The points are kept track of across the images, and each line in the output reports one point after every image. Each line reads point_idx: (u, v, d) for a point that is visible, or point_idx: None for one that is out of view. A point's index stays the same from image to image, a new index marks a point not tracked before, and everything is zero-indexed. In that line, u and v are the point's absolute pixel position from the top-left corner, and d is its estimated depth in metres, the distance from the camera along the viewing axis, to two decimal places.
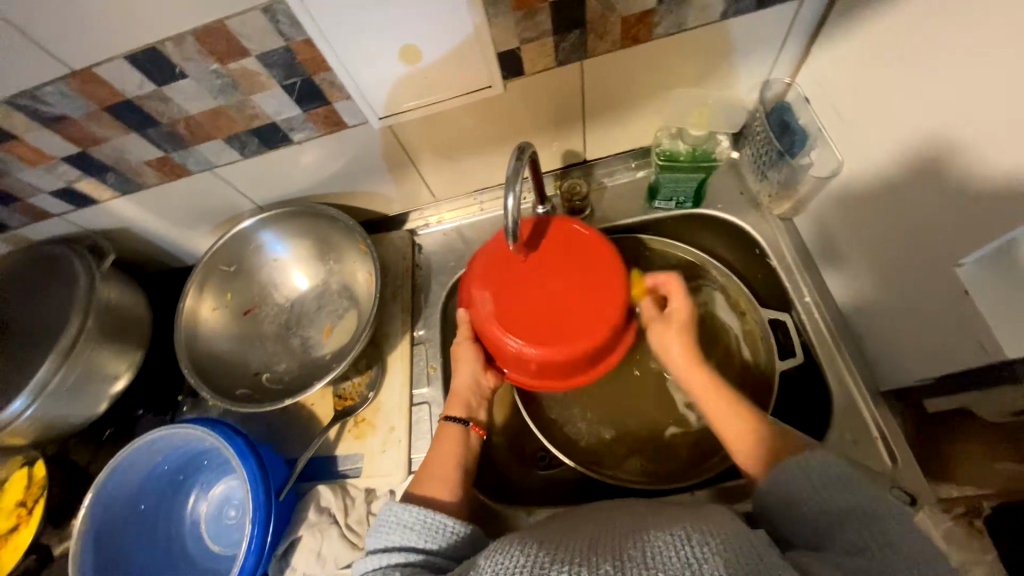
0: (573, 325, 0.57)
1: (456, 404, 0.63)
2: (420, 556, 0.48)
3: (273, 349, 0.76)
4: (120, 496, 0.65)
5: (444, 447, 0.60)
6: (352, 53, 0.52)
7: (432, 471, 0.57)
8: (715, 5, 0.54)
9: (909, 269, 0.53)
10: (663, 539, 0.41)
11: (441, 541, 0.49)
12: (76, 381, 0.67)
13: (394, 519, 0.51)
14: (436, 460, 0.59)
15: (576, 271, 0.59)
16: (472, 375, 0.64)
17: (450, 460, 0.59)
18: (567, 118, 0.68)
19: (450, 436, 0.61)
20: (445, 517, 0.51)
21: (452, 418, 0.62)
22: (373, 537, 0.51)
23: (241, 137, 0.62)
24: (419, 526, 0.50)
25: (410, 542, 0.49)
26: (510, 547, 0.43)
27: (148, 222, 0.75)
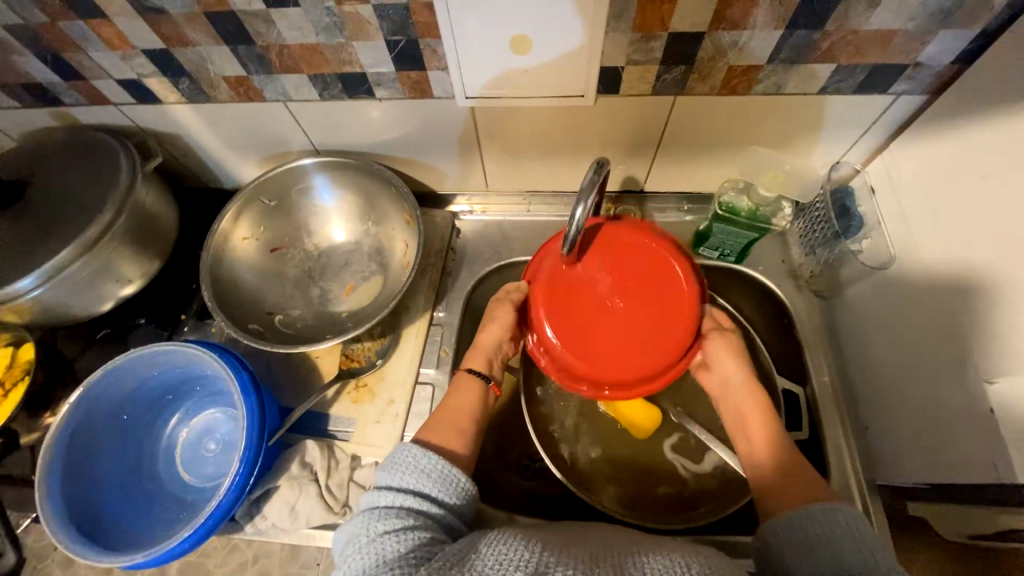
0: (651, 333, 0.54)
1: (478, 358, 0.62)
2: (432, 506, 0.48)
3: (291, 293, 0.75)
4: (105, 401, 0.63)
5: (461, 398, 0.60)
6: (465, 29, 0.53)
7: (444, 423, 0.57)
8: (816, 79, 0.56)
9: (935, 375, 0.55)
10: (661, 561, 0.41)
11: (453, 495, 0.50)
12: (89, 275, 0.65)
13: (411, 461, 0.50)
14: (452, 409, 0.59)
15: (637, 278, 0.55)
16: (499, 336, 0.62)
17: (465, 412, 0.58)
18: (641, 146, 0.69)
19: (468, 388, 0.60)
20: (458, 472, 0.51)
21: (473, 373, 0.61)
22: (384, 473, 0.50)
23: (326, 78, 0.61)
24: (434, 474, 0.50)
25: (424, 487, 0.49)
26: (512, 541, 0.43)
27: (201, 136, 0.74)
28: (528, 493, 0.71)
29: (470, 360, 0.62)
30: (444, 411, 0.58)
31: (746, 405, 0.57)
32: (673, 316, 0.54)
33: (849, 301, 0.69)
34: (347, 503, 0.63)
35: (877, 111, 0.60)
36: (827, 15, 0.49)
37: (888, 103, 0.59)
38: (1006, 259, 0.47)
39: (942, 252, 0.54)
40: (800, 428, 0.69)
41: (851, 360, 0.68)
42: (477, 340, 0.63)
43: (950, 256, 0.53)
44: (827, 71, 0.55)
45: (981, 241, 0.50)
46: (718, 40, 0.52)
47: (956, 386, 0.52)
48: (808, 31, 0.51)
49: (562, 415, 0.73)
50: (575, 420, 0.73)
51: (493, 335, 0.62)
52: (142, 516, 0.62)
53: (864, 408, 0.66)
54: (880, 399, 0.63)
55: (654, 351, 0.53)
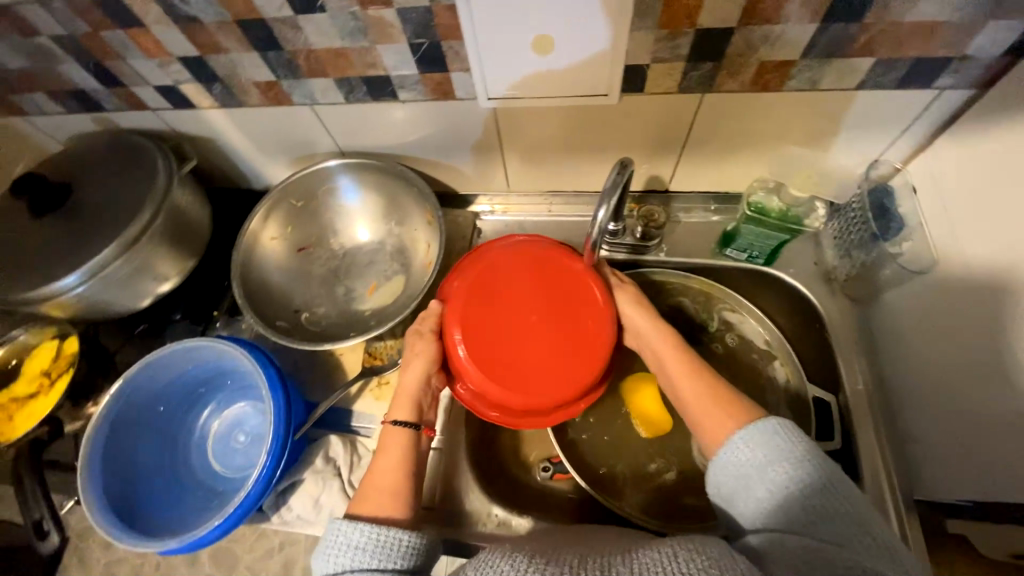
0: (567, 328, 0.57)
1: (403, 403, 0.58)
2: None
3: (317, 291, 0.77)
4: (145, 392, 0.66)
5: (389, 453, 0.55)
6: (488, 30, 0.53)
7: (376, 483, 0.53)
8: (853, 73, 0.54)
9: (983, 387, 0.51)
10: (651, 555, 0.40)
11: (398, 559, 0.47)
12: (129, 273, 0.68)
13: (341, 540, 0.47)
14: (378, 467, 0.54)
15: (538, 294, 0.58)
16: (420, 377, 0.58)
17: (396, 467, 0.54)
18: (667, 145, 0.67)
19: (394, 442, 0.56)
20: (398, 533, 0.48)
21: (397, 422, 0.57)
22: (318, 561, 0.47)
23: (351, 81, 0.62)
24: (371, 545, 0.47)
25: (364, 563, 0.46)
26: (497, 561, 0.42)
27: (233, 138, 0.76)
28: (548, 495, 0.70)
29: (391, 414, 0.58)
30: (373, 473, 0.54)
31: (673, 351, 0.57)
32: (578, 304, 0.58)
33: (887, 307, 0.66)
34: None
35: (919, 108, 0.57)
36: (867, 6, 0.46)
37: (932, 98, 0.56)
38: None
39: (988, 256, 0.51)
40: (831, 437, 0.67)
41: (888, 369, 0.65)
42: (400, 385, 0.59)
43: (982, 256, 0.52)
44: (865, 65, 0.52)
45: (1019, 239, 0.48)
46: (748, 34, 0.50)
47: (1005, 397, 0.49)
48: (846, 24, 0.48)
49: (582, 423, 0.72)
50: (597, 423, 0.72)
51: (416, 364, 0.59)
52: (176, 502, 0.65)
53: (903, 420, 0.62)
54: (923, 412, 0.59)
55: (574, 371, 0.55)
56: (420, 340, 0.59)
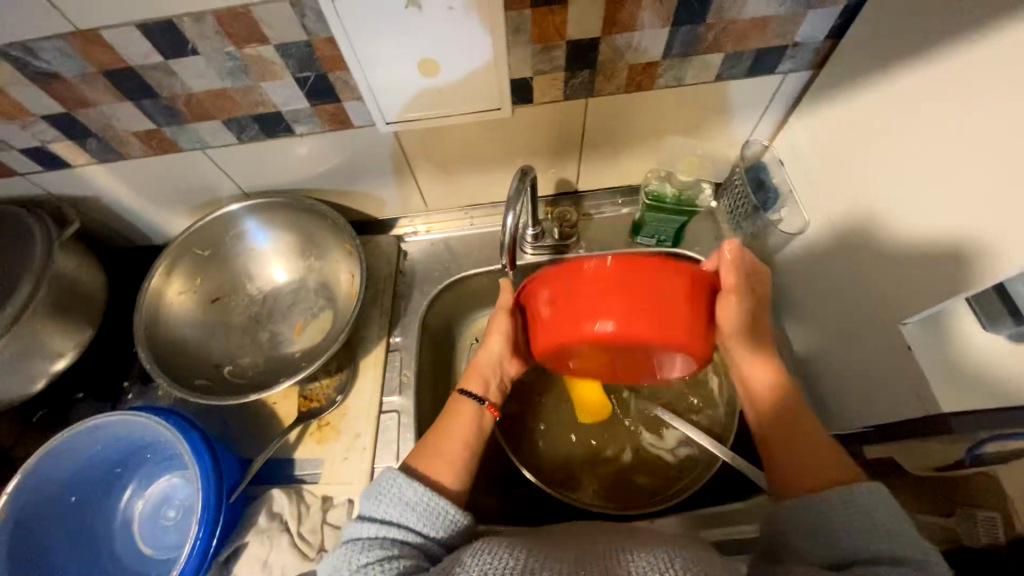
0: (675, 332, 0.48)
1: (474, 378, 0.61)
2: (417, 539, 0.46)
3: (238, 341, 0.73)
4: (48, 485, 0.60)
5: (457, 420, 0.57)
6: (372, 59, 0.54)
7: (440, 448, 0.54)
8: (710, 67, 0.60)
9: (863, 326, 0.58)
10: (644, 559, 0.41)
11: (439, 529, 0.47)
12: (12, 356, 0.61)
13: (394, 490, 0.48)
14: (447, 431, 0.55)
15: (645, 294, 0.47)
16: (497, 356, 0.61)
17: (458, 440, 0.55)
18: (566, 149, 0.71)
19: (463, 412, 0.57)
20: (445, 503, 0.48)
21: (467, 394, 0.59)
22: (368, 502, 0.49)
23: (241, 121, 0.61)
24: (419, 508, 0.47)
25: (409, 521, 0.47)
26: (498, 549, 0.43)
27: (121, 194, 0.71)
28: (509, 504, 0.70)
29: (468, 381, 0.61)
30: (440, 438, 0.55)
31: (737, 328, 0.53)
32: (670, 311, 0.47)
33: (781, 269, 0.73)
34: (323, 547, 0.61)
35: (771, 92, 0.65)
36: (706, 9, 0.52)
37: (778, 82, 0.64)
38: (910, 212, 0.50)
39: (845, 211, 0.59)
40: None
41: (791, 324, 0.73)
42: (474, 360, 0.62)
43: (920, 230, 0.48)
44: (718, 60, 0.59)
45: (905, 201, 0.50)
46: (613, 42, 0.55)
47: (878, 332, 0.56)
48: (694, 25, 0.54)
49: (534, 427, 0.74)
50: (547, 423, 0.74)
51: (495, 343, 0.61)
52: None
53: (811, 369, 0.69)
54: (823, 356, 0.66)
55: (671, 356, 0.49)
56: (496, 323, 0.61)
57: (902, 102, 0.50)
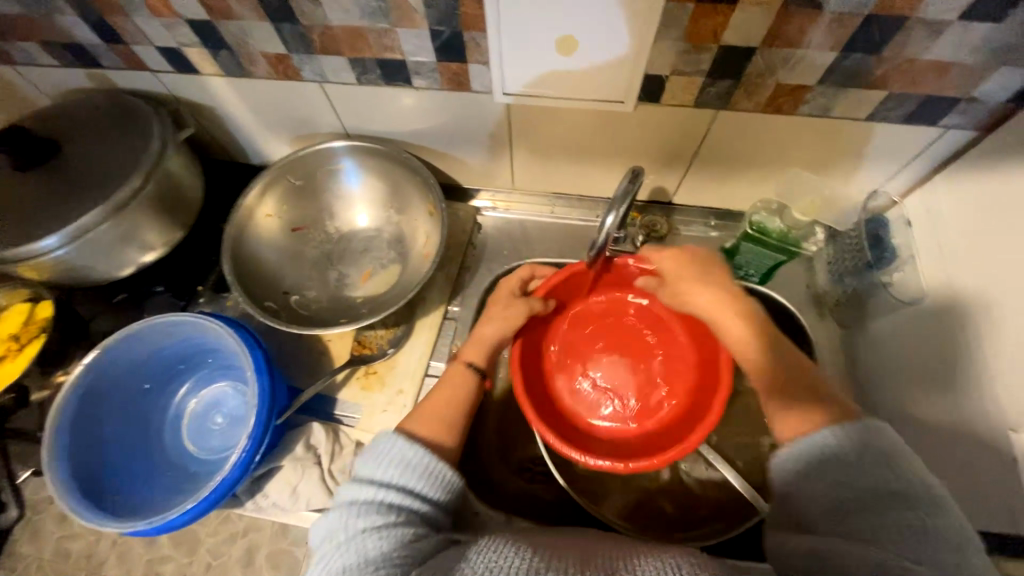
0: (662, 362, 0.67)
1: (475, 351, 0.60)
2: (417, 503, 0.46)
3: (309, 274, 0.75)
4: (120, 365, 0.64)
5: (451, 391, 0.57)
6: (514, 25, 0.52)
7: (432, 410, 0.55)
8: (865, 104, 0.55)
9: (962, 421, 0.52)
10: (651, 564, 0.40)
11: (438, 491, 0.48)
12: (113, 239, 0.65)
13: (394, 453, 0.48)
14: (438, 399, 0.56)
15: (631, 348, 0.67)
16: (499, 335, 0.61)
17: (452, 404, 0.56)
18: (675, 158, 0.68)
19: (459, 381, 0.58)
20: (445, 465, 0.49)
21: (469, 364, 0.59)
22: (365, 460, 0.48)
23: (365, 63, 0.61)
24: (418, 468, 0.47)
25: (409, 483, 0.47)
26: (502, 548, 0.42)
27: (235, 110, 0.74)
28: (528, 497, 0.70)
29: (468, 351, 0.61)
30: (431, 403, 0.56)
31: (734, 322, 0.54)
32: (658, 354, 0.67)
33: (874, 335, 0.68)
34: None
35: (922, 144, 0.59)
36: (887, 40, 0.47)
37: (934, 136, 0.57)
38: None
39: (974, 292, 0.53)
40: None
41: (869, 394, 0.67)
42: (478, 332, 0.61)
43: None
44: (877, 97, 0.54)
45: None
46: (770, 56, 0.51)
47: (980, 433, 0.50)
48: (864, 56, 0.49)
49: None
50: None
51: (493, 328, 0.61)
52: (145, 484, 0.62)
53: None
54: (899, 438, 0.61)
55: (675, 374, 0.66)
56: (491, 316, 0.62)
57: None
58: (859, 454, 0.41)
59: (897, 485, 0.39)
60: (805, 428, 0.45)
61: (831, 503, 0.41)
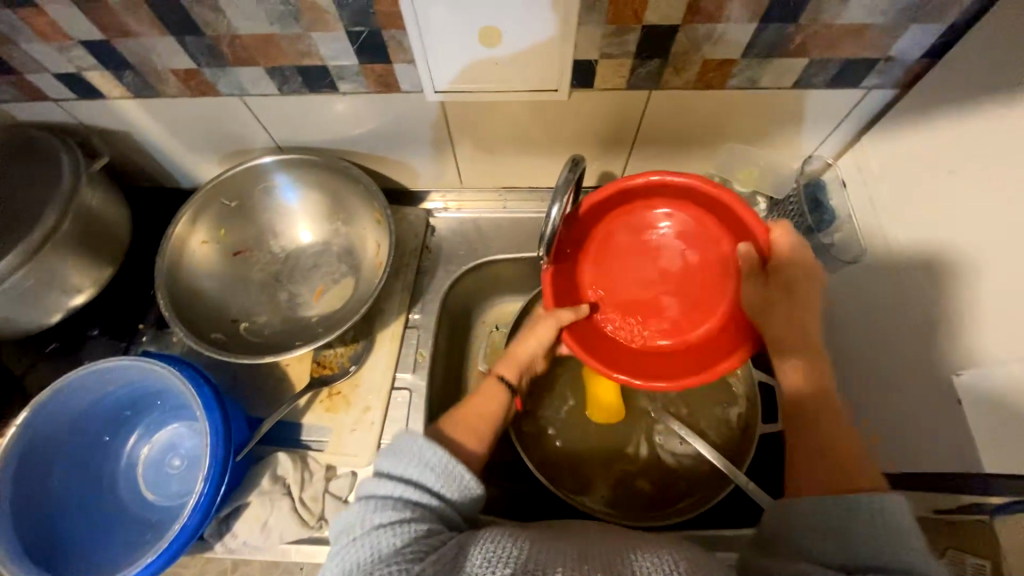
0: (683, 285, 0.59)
1: (512, 366, 0.58)
2: (432, 502, 0.44)
3: (256, 298, 0.72)
4: (57, 422, 0.59)
5: (488, 400, 0.54)
6: (434, 20, 0.50)
7: (468, 419, 0.52)
8: (790, 72, 0.56)
9: (907, 369, 0.55)
10: (650, 560, 0.39)
11: (456, 493, 0.45)
12: (31, 286, 0.60)
13: (416, 453, 0.45)
14: (477, 411, 0.53)
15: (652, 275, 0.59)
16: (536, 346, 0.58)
17: (486, 417, 0.53)
18: (617, 142, 0.68)
19: (492, 394, 0.55)
20: (465, 470, 0.46)
21: (503, 378, 0.57)
22: (388, 458, 0.46)
23: (285, 71, 0.58)
24: (438, 469, 0.45)
25: (427, 481, 0.45)
26: (501, 539, 0.41)
27: (154, 133, 0.69)
28: (509, 496, 0.70)
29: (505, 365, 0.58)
30: (469, 409, 0.53)
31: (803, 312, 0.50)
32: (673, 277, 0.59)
33: None
34: (322, 516, 0.61)
35: (848, 106, 0.61)
36: (802, 7, 0.48)
37: (859, 97, 0.59)
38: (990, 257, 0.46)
39: (908, 245, 0.56)
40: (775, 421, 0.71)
41: None
42: (512, 349, 0.59)
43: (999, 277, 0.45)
44: (800, 65, 0.55)
45: (987, 242, 0.46)
46: (693, 33, 0.51)
47: (924, 379, 0.53)
48: (783, 25, 0.50)
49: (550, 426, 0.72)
50: (559, 420, 0.72)
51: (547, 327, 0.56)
52: (101, 543, 0.58)
53: None
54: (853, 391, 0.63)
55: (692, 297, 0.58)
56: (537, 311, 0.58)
57: (995, 137, 0.46)
58: (851, 509, 0.39)
59: (885, 529, 0.38)
60: (839, 488, 0.42)
61: (824, 538, 0.39)
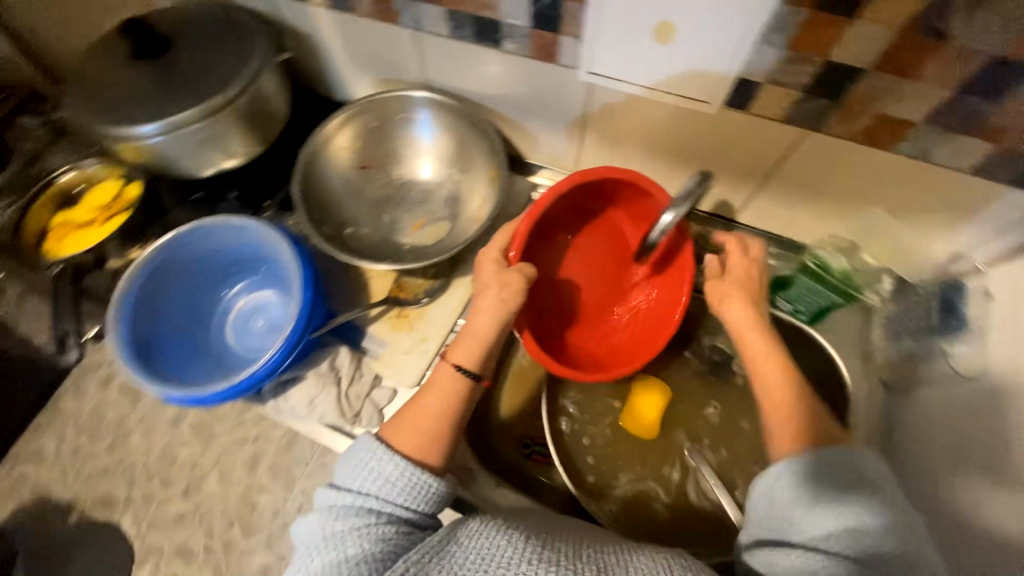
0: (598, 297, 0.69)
1: (466, 348, 0.55)
2: (399, 514, 0.46)
3: (365, 211, 0.79)
4: (188, 254, 0.70)
5: (438, 397, 0.53)
6: (613, 6, 0.51)
7: (417, 422, 0.51)
8: (972, 156, 0.50)
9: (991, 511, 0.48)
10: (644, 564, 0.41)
11: (422, 501, 0.47)
12: (200, 139, 0.71)
13: (370, 464, 0.47)
14: (426, 406, 0.52)
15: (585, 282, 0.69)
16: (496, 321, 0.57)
17: (436, 412, 0.52)
18: (750, 173, 0.66)
19: (451, 386, 0.54)
20: (426, 477, 0.47)
21: (462, 370, 0.54)
22: (344, 472, 0.48)
23: (461, 17, 0.62)
24: (399, 482, 0.46)
25: (386, 493, 0.46)
26: (493, 535, 0.42)
27: (332, 44, 0.77)
28: (519, 472, 0.71)
29: (459, 352, 0.55)
30: (415, 413, 0.52)
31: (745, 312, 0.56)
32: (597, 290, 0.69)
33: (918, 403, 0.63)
34: (358, 414, 0.68)
35: None
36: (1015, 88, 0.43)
37: None
38: None
39: None
40: None
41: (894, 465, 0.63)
42: (470, 326, 0.57)
43: None
44: (986, 150, 0.49)
45: None
46: (876, 82, 0.48)
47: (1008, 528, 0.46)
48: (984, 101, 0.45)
49: (585, 426, 0.70)
50: (598, 421, 0.70)
51: (516, 301, 0.57)
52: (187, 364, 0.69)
53: None
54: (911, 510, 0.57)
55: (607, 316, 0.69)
56: (499, 275, 0.58)
57: None
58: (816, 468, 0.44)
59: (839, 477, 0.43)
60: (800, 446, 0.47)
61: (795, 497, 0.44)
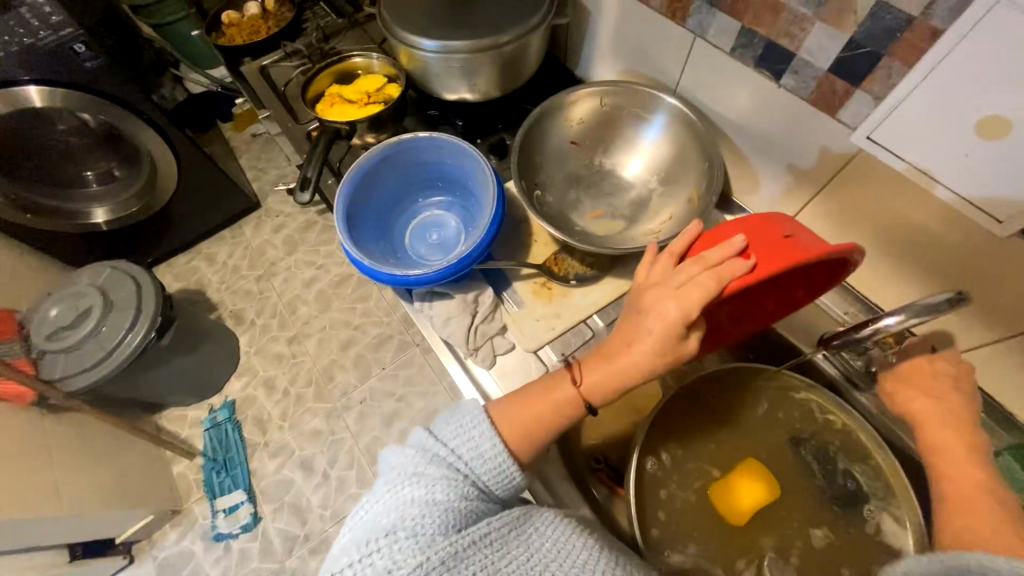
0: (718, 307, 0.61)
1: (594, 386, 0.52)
2: (480, 481, 0.46)
3: (558, 181, 0.81)
4: (415, 157, 0.80)
5: (547, 408, 0.52)
6: (948, 75, 0.45)
7: (525, 421, 0.52)
8: None
9: None
10: None
11: (500, 478, 0.47)
12: (460, 67, 0.79)
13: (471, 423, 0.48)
14: (538, 408, 0.53)
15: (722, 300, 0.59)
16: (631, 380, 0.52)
17: (545, 421, 0.52)
18: (1007, 318, 0.55)
19: (566, 408, 0.52)
20: (514, 467, 0.47)
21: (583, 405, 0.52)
22: (442, 425, 0.48)
23: (754, 38, 0.60)
24: (491, 451, 0.46)
25: (472, 458, 0.46)
26: (563, 532, 0.43)
27: (605, 26, 0.81)
28: (581, 482, 0.69)
29: (593, 383, 0.52)
30: (524, 410, 0.52)
31: (942, 426, 0.50)
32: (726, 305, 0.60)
33: None
34: (476, 350, 0.72)
35: None
36: None
37: None
38: None
39: None
40: None
41: None
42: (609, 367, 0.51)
43: None
44: None
45: None
46: None
47: None
48: None
49: (668, 479, 0.65)
50: (683, 480, 0.65)
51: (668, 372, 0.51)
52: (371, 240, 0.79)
53: None
54: None
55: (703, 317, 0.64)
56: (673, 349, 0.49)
57: None
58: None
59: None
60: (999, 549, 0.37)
61: None
